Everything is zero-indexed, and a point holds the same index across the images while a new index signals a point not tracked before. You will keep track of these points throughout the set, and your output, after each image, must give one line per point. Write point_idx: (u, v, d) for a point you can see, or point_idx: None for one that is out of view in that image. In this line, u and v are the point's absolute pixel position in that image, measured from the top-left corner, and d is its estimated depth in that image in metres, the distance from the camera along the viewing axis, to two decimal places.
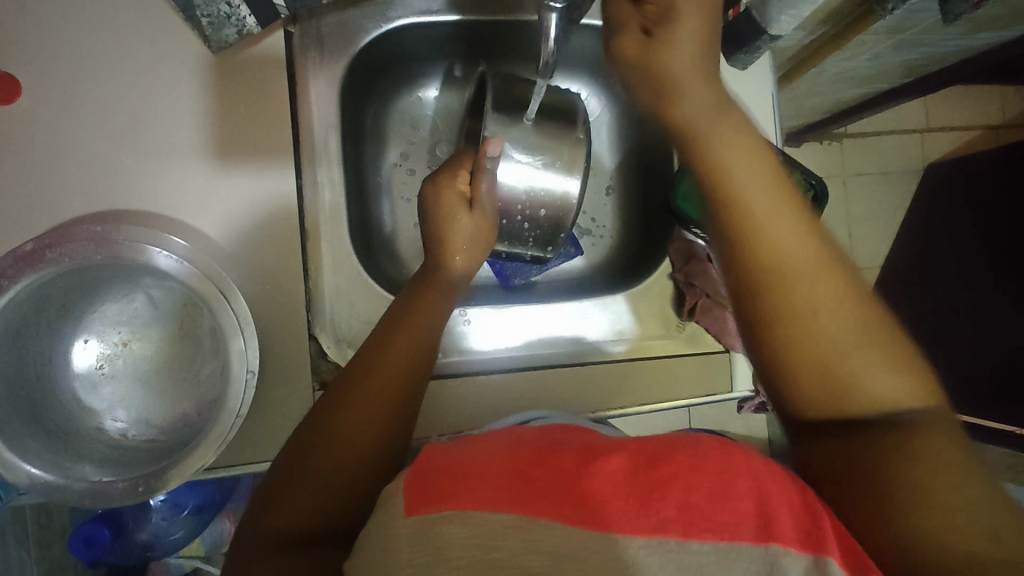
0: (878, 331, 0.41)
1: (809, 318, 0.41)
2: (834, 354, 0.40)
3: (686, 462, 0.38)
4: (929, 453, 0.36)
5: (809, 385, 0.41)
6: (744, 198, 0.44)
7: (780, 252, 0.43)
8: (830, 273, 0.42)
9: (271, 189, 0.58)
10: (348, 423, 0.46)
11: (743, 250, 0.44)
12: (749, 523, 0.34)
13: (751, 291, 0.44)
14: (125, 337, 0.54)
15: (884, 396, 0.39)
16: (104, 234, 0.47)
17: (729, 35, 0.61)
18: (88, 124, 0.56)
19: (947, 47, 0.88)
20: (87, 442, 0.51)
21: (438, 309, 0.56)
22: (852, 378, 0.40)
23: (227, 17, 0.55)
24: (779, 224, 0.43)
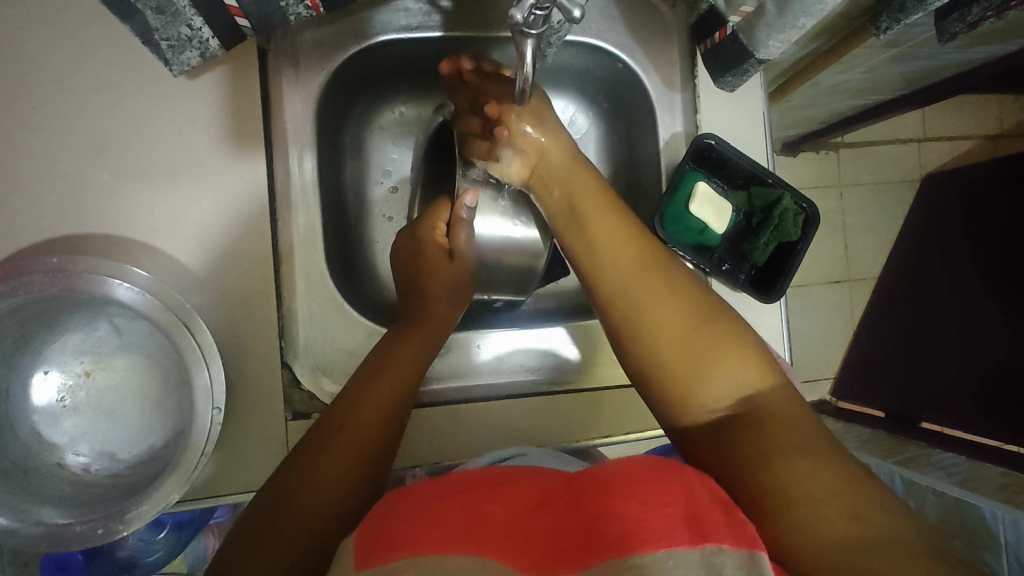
0: (706, 328, 0.46)
1: (645, 326, 0.48)
2: (668, 355, 0.46)
3: (620, 480, 0.37)
4: (782, 444, 0.40)
5: (664, 392, 0.46)
6: (593, 224, 0.56)
7: (622, 268, 0.51)
8: (670, 281, 0.50)
9: (242, 212, 0.56)
10: (327, 463, 0.45)
11: (600, 273, 0.53)
12: (681, 525, 0.33)
13: (610, 311, 0.51)
14: (88, 366, 0.52)
15: (729, 390, 0.44)
16: (61, 265, 0.46)
17: (717, 57, 0.60)
18: (51, 145, 0.54)
19: (944, 60, 0.86)
20: (46, 480, 0.49)
21: (422, 351, 0.57)
22: (695, 380, 0.45)
23: (189, 40, 0.51)
24: (618, 244, 0.53)
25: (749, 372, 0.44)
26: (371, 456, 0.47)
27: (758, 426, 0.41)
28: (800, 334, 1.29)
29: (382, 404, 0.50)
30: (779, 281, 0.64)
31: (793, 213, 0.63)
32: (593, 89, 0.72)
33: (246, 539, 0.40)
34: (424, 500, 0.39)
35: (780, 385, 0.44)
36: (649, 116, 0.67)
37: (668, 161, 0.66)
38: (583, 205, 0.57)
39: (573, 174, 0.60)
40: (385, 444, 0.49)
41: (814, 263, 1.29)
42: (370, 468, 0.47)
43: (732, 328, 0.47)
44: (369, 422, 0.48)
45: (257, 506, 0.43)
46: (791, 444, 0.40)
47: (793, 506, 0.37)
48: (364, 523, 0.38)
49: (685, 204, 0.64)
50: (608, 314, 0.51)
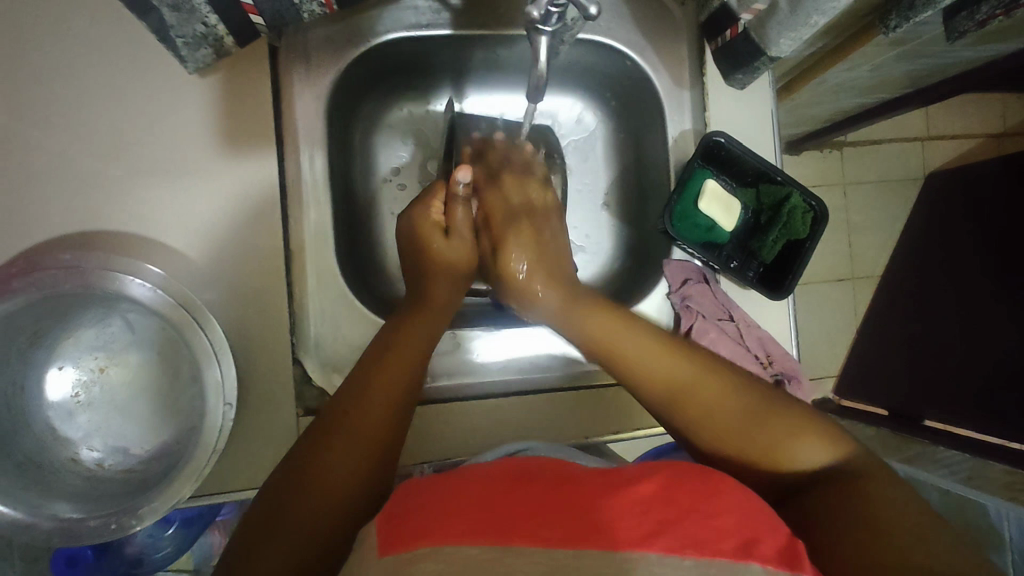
0: (768, 410, 0.47)
1: (712, 416, 0.48)
2: (744, 442, 0.47)
3: (659, 481, 0.38)
4: (864, 498, 0.41)
5: (749, 472, 0.47)
6: (616, 332, 0.55)
7: (669, 378, 0.51)
8: (715, 375, 0.50)
9: (252, 210, 0.57)
10: (334, 453, 0.45)
11: (644, 382, 0.52)
12: (730, 539, 0.35)
13: (669, 412, 0.50)
14: (101, 362, 0.53)
15: (808, 464, 0.45)
16: (75, 262, 0.46)
17: (728, 55, 0.61)
18: (64, 142, 0.54)
19: (951, 58, 0.86)
20: (60, 475, 0.49)
21: (429, 338, 0.55)
22: (777, 461, 0.46)
23: (204, 37, 0.52)
24: (653, 349, 0.52)
25: (821, 439, 0.46)
26: (379, 452, 0.47)
27: (844, 485, 0.43)
28: (804, 331, 1.29)
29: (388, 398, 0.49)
30: (788, 278, 0.63)
31: (801, 211, 0.63)
32: (600, 87, 0.72)
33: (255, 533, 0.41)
34: (447, 489, 0.39)
35: (851, 444, 0.46)
36: (653, 115, 0.68)
37: (677, 157, 0.65)
38: (597, 319, 0.56)
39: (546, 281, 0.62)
40: (394, 438, 0.48)
41: (818, 261, 1.29)
42: (374, 462, 0.46)
43: (787, 402, 0.48)
44: (375, 418, 0.47)
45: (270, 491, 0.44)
46: (877, 495, 0.41)
47: (895, 553, 0.37)
48: (386, 508, 0.38)
49: (694, 202, 0.65)
50: (667, 416, 0.50)
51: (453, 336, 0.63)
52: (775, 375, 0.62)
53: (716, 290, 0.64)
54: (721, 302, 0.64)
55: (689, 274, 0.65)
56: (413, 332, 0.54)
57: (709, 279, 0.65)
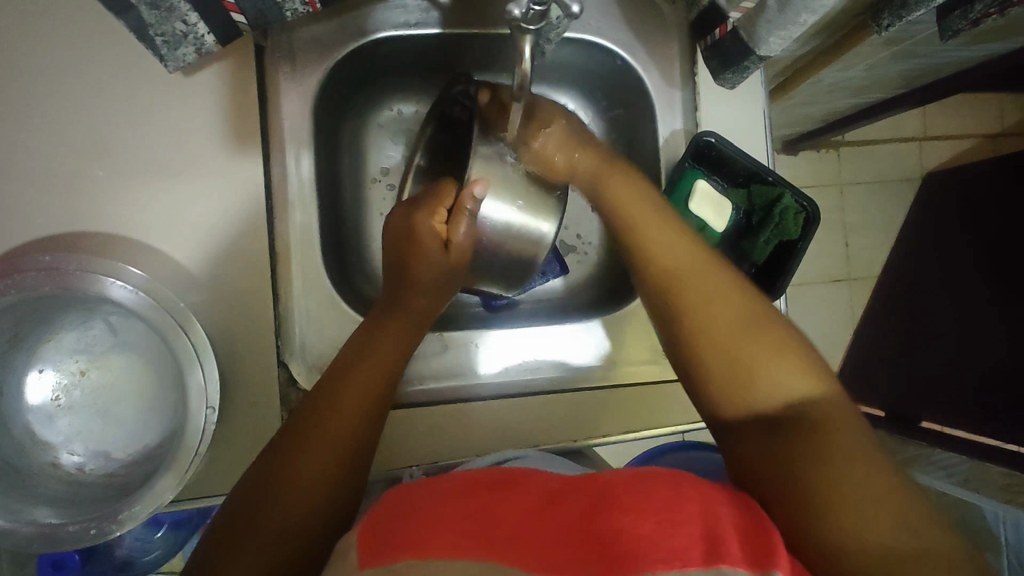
0: (765, 324, 0.48)
1: (707, 314, 0.49)
2: (728, 341, 0.47)
3: (632, 493, 0.37)
4: (829, 442, 0.41)
5: (722, 378, 0.47)
6: (635, 225, 0.56)
7: (679, 262, 0.53)
8: (725, 280, 0.51)
9: (237, 210, 0.56)
10: (308, 453, 0.45)
11: (651, 268, 0.54)
12: (696, 545, 0.33)
13: (663, 301, 0.52)
14: (82, 365, 0.52)
15: (781, 387, 0.45)
16: (53, 263, 0.45)
17: (717, 54, 0.60)
18: (46, 142, 0.53)
19: (946, 57, 0.86)
20: (40, 479, 0.48)
21: (404, 344, 0.54)
22: (755, 369, 0.46)
23: (184, 36, 0.51)
24: (674, 244, 0.54)
25: (805, 377, 0.45)
26: (353, 456, 0.47)
27: (808, 428, 0.42)
28: (801, 332, 1.29)
29: (362, 404, 0.49)
30: (779, 279, 0.63)
31: (793, 211, 0.63)
32: (592, 88, 0.72)
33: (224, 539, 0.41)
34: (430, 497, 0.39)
35: (835, 393, 0.45)
36: (644, 114, 0.67)
37: (667, 158, 0.65)
38: (626, 206, 0.58)
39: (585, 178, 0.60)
40: (367, 440, 0.48)
41: (814, 262, 1.28)
42: (346, 468, 0.46)
43: (788, 332, 0.48)
44: (350, 422, 0.47)
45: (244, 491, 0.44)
46: (844, 451, 0.40)
47: (847, 517, 0.37)
48: (372, 516, 0.39)
49: (685, 203, 0.64)
50: (659, 308, 0.53)
51: (440, 338, 0.63)
52: None
53: None
54: None
55: None
56: (388, 333, 0.54)
57: None
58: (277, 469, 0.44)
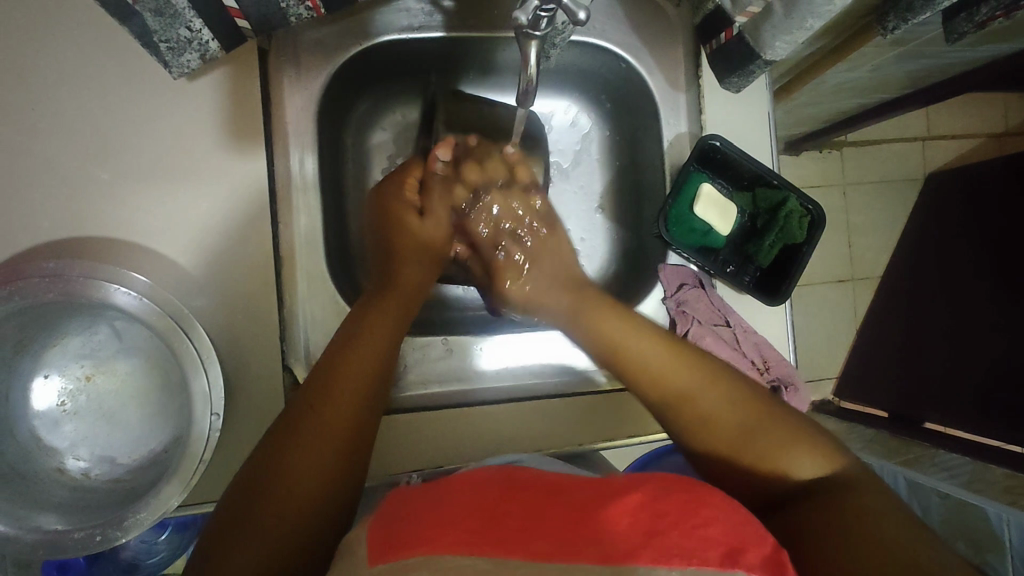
0: (761, 417, 0.48)
1: (705, 422, 0.49)
2: (736, 443, 0.47)
3: (641, 493, 0.37)
4: (849, 504, 0.41)
5: (733, 477, 0.47)
6: (613, 332, 0.56)
7: (668, 379, 0.51)
8: (716, 378, 0.51)
9: (241, 214, 0.56)
10: (306, 442, 0.45)
11: (643, 383, 0.53)
12: (715, 547, 0.34)
13: (664, 413, 0.51)
14: (88, 370, 0.52)
15: (793, 475, 0.45)
16: (57, 270, 0.45)
17: (724, 58, 0.60)
18: (50, 147, 0.53)
19: (952, 58, 0.85)
20: (45, 485, 0.48)
21: (398, 323, 0.55)
22: (767, 466, 0.46)
23: (189, 42, 0.50)
24: (658, 355, 0.53)
25: (813, 452, 0.45)
26: (347, 456, 0.46)
27: (826, 497, 0.42)
28: (804, 333, 1.28)
29: (355, 401, 0.48)
30: (785, 283, 0.63)
31: (798, 216, 0.63)
32: (596, 90, 0.71)
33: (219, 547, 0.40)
34: (439, 499, 0.38)
35: (843, 460, 0.45)
36: (648, 117, 0.67)
37: (672, 161, 0.65)
38: (602, 316, 0.57)
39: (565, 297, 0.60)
40: (360, 431, 0.48)
41: (817, 262, 1.28)
42: (341, 469, 0.45)
43: (782, 412, 0.49)
44: (342, 419, 0.47)
45: (243, 487, 0.43)
46: (859, 509, 0.40)
47: (872, 560, 0.36)
48: (375, 518, 0.38)
49: (689, 206, 0.64)
50: (661, 416, 0.51)
51: (444, 342, 0.63)
52: (772, 382, 0.62)
53: (712, 296, 0.64)
54: (717, 307, 0.63)
55: (685, 279, 0.64)
56: (377, 324, 0.53)
57: (705, 283, 0.65)
58: (273, 471, 0.43)
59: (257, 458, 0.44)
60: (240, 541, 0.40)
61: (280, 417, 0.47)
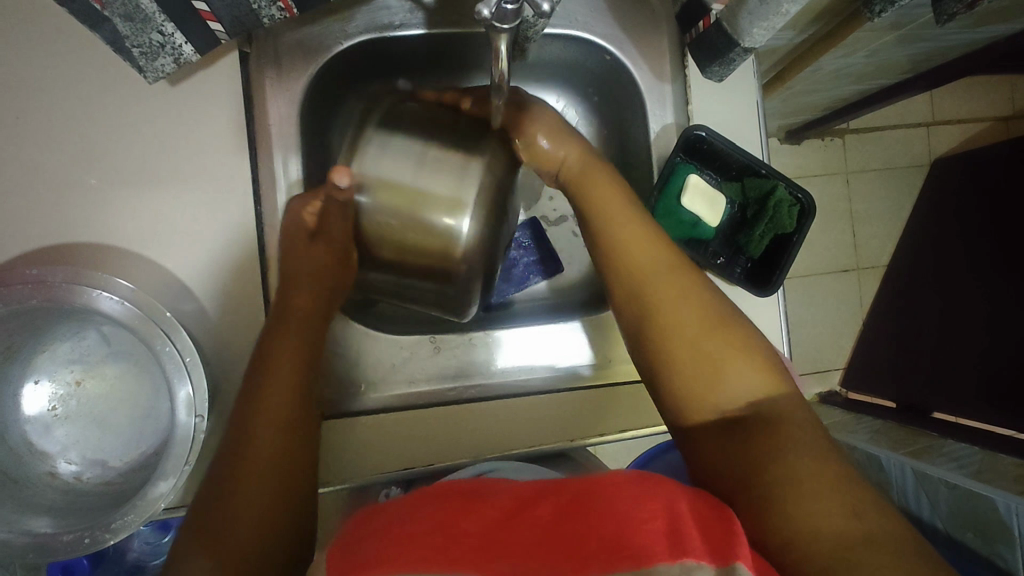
0: (716, 321, 0.49)
1: (667, 315, 0.50)
2: (704, 347, 0.48)
3: (596, 494, 0.38)
4: (796, 467, 0.40)
5: (696, 379, 0.47)
6: (614, 220, 0.55)
7: (647, 262, 0.52)
8: (684, 276, 0.52)
9: (224, 217, 0.56)
10: (245, 482, 0.45)
11: (622, 264, 0.53)
12: (661, 538, 0.34)
13: (627, 302, 0.52)
14: (78, 375, 0.53)
15: (737, 392, 0.46)
16: (40, 276, 0.46)
17: (703, 48, 0.59)
18: (37, 155, 0.54)
19: (948, 40, 0.84)
20: (36, 488, 0.49)
21: (302, 338, 0.54)
22: (721, 372, 0.47)
23: (161, 46, 0.51)
24: (638, 246, 0.53)
25: (755, 372, 0.47)
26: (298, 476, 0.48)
27: (765, 432, 0.43)
28: (809, 324, 1.26)
29: (279, 435, 0.48)
30: (776, 273, 0.63)
31: (788, 204, 0.62)
32: (582, 83, 0.71)
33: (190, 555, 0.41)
34: (401, 515, 0.38)
35: (787, 396, 0.46)
36: (632, 106, 0.66)
37: (659, 152, 0.64)
38: (605, 207, 0.56)
39: (594, 187, 0.58)
40: (299, 454, 0.49)
41: (820, 252, 1.26)
42: (287, 495, 0.46)
43: (746, 332, 0.49)
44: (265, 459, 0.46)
45: (189, 529, 0.43)
46: (792, 463, 0.41)
47: (799, 513, 0.38)
48: (336, 543, 0.37)
49: (678, 197, 0.63)
50: (627, 306, 0.52)
51: (432, 341, 0.62)
52: None
53: None
54: None
55: None
56: (285, 340, 0.53)
57: None
58: (225, 497, 0.44)
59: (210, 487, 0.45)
60: (219, 533, 0.42)
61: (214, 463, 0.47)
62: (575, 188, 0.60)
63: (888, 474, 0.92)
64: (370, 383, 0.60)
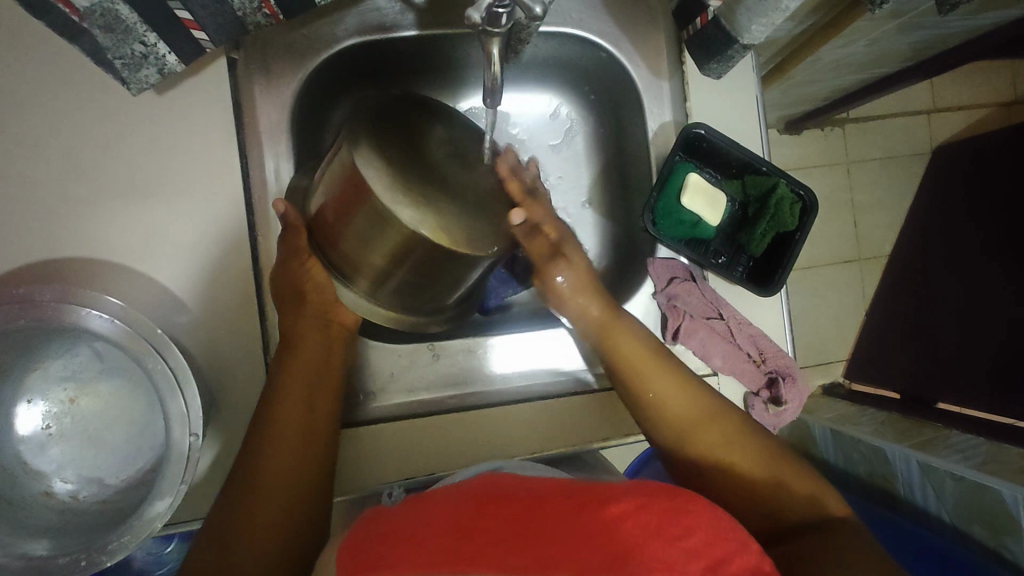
0: (757, 450, 0.52)
1: (716, 457, 0.52)
2: (758, 482, 0.51)
3: (624, 496, 0.37)
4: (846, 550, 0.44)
5: (752, 507, 0.51)
6: (644, 369, 0.56)
7: (692, 418, 0.54)
8: (725, 424, 0.53)
9: (216, 227, 0.55)
10: (259, 497, 0.47)
11: (662, 415, 0.54)
12: (698, 560, 0.33)
13: (674, 448, 0.54)
14: (71, 393, 0.52)
15: (793, 510, 0.50)
16: (28, 295, 0.45)
17: (701, 44, 0.59)
18: (21, 169, 0.52)
19: (948, 28, 0.82)
20: (32, 509, 0.48)
21: (326, 354, 0.56)
22: (777, 496, 0.50)
23: (144, 57, 0.50)
24: (675, 393, 0.54)
25: (808, 491, 0.51)
26: (311, 481, 0.50)
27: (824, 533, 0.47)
28: (812, 317, 1.25)
29: (294, 447, 0.50)
30: (779, 272, 0.61)
31: (790, 201, 0.61)
32: (578, 81, 0.70)
33: (211, 553, 0.44)
34: (423, 516, 0.36)
35: (837, 505, 0.50)
36: (627, 102, 0.65)
37: (658, 150, 0.63)
38: (638, 361, 0.56)
39: (618, 337, 0.58)
40: (317, 455, 0.51)
41: (822, 244, 1.25)
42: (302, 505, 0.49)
43: (778, 448, 0.53)
44: (286, 472, 0.49)
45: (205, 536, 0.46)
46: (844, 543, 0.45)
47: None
48: (346, 544, 0.36)
49: (677, 197, 0.62)
50: (674, 449, 0.54)
51: (430, 349, 0.61)
52: (769, 372, 0.61)
53: (704, 287, 0.62)
54: (709, 299, 0.61)
55: (676, 272, 0.62)
56: (300, 363, 0.54)
57: (696, 276, 0.63)
58: (245, 509, 0.47)
59: (232, 490, 0.48)
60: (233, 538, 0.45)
61: (234, 465, 0.49)
62: (604, 335, 0.58)
63: (894, 466, 0.91)
64: (368, 394, 0.60)
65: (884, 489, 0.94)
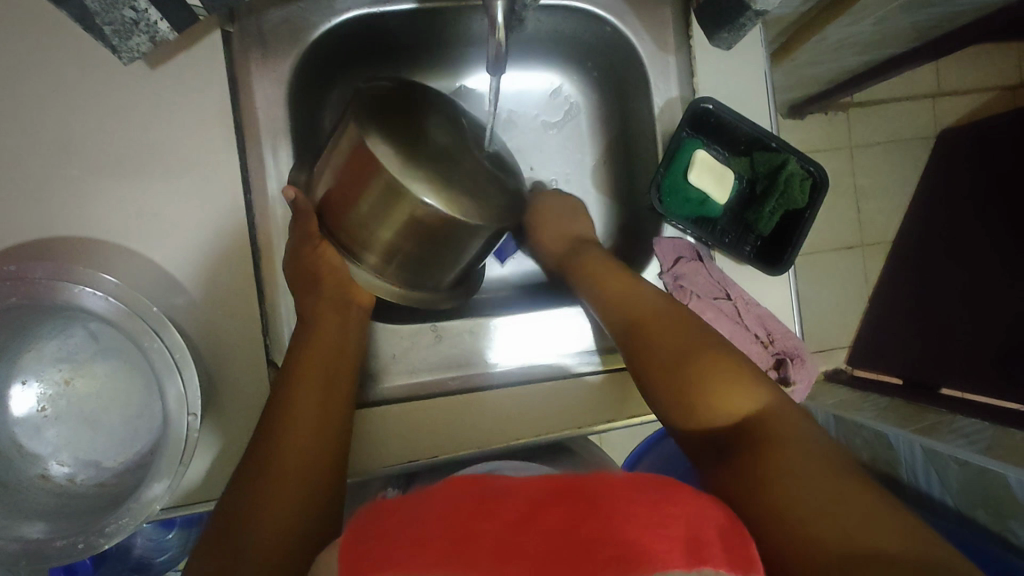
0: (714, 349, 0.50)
1: (667, 347, 0.51)
2: (706, 372, 0.48)
3: (608, 488, 0.36)
4: (794, 465, 0.40)
5: (699, 402, 0.47)
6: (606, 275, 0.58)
7: (646, 311, 0.54)
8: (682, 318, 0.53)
9: (212, 205, 0.54)
10: (278, 480, 0.45)
11: (618, 310, 0.55)
12: (680, 544, 0.32)
13: (626, 338, 0.54)
14: (66, 374, 0.51)
15: (743, 412, 0.46)
16: (19, 272, 0.44)
17: (711, 13, 0.57)
18: (10, 144, 0.51)
19: (958, 5, 0.81)
20: (28, 492, 0.47)
21: (342, 338, 0.55)
22: (727, 395, 0.47)
23: (135, 24, 0.48)
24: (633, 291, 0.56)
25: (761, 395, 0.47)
26: (327, 464, 0.48)
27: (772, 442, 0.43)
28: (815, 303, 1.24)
29: (312, 441, 0.48)
30: (787, 252, 0.60)
31: (799, 177, 0.59)
32: (580, 57, 0.68)
33: (226, 526, 0.42)
34: (417, 512, 0.34)
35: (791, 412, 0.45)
36: (633, 78, 0.64)
37: (663, 128, 0.62)
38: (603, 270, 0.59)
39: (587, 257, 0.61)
40: (333, 441, 0.49)
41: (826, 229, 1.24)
42: (314, 500, 0.45)
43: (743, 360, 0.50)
44: (302, 449, 0.47)
45: (216, 525, 0.43)
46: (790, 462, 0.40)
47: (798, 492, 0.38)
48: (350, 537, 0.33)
49: (683, 174, 0.61)
50: (626, 339, 0.54)
51: (433, 329, 0.60)
52: (776, 354, 0.60)
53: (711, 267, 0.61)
54: (715, 279, 0.60)
55: (682, 252, 0.62)
56: (317, 348, 0.53)
57: (703, 256, 0.62)
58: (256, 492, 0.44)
59: (244, 480, 0.45)
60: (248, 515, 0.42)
61: (247, 458, 0.47)
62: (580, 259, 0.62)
63: (897, 451, 0.90)
64: (372, 374, 0.59)
65: (884, 474, 0.94)
